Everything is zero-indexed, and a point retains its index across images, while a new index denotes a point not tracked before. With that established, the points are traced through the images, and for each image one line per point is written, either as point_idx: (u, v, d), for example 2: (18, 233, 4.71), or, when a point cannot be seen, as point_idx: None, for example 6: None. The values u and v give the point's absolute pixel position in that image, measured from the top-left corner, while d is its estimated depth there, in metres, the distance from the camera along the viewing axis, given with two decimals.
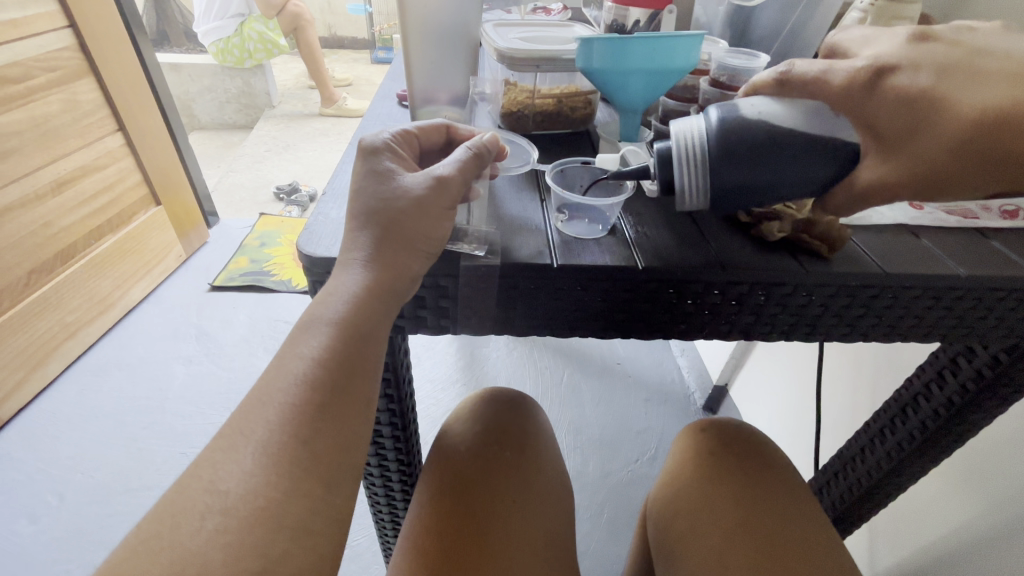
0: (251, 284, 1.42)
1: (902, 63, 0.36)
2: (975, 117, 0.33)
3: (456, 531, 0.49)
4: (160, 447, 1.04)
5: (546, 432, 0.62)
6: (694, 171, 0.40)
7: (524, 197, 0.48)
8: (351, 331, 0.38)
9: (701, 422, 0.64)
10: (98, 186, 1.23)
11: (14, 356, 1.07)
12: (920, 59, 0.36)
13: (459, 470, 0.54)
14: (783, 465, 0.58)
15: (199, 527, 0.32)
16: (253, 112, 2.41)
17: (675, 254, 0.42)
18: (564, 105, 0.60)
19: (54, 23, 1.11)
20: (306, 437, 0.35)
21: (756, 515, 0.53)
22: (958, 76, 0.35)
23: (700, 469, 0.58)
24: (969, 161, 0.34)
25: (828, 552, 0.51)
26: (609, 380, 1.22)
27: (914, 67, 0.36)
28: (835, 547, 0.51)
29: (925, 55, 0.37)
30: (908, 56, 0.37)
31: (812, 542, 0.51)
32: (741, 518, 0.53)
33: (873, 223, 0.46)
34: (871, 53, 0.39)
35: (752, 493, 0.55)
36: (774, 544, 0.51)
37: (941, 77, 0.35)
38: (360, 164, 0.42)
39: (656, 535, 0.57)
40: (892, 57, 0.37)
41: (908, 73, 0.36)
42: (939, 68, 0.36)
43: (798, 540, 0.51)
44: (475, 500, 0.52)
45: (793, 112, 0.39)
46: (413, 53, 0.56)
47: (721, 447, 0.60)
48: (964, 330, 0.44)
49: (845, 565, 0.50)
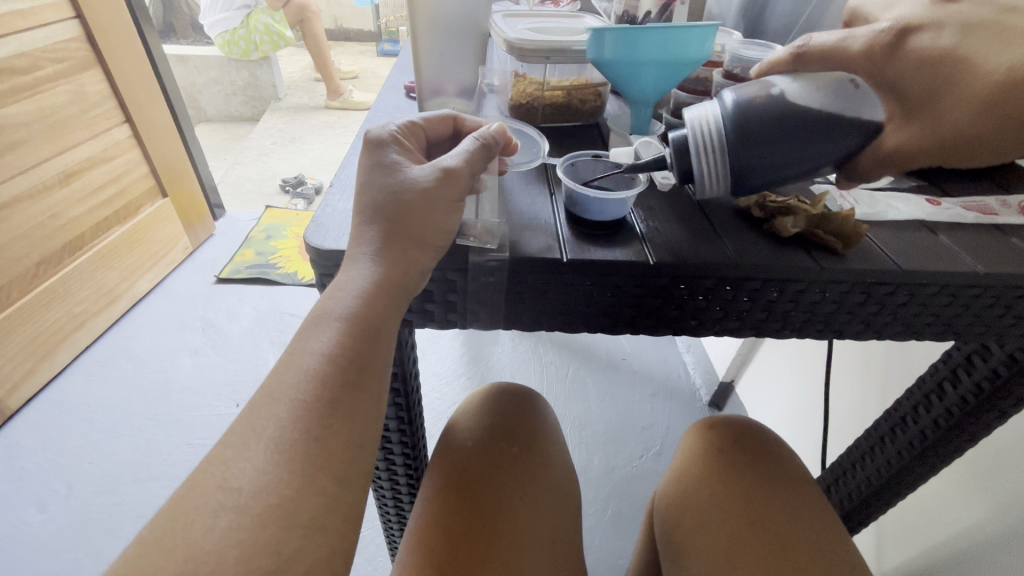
0: (257, 276, 1.42)
1: (925, 22, 0.37)
2: (1000, 75, 0.33)
3: (461, 529, 0.49)
4: (167, 438, 1.04)
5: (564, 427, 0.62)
6: (711, 157, 0.39)
7: (534, 191, 0.48)
8: (362, 325, 0.37)
9: (704, 420, 0.63)
10: (105, 178, 1.23)
11: (23, 347, 1.07)
12: (946, 19, 0.37)
13: (466, 466, 0.54)
14: (792, 462, 0.58)
15: (212, 524, 0.31)
16: (258, 103, 2.40)
17: (687, 248, 0.41)
18: (575, 97, 0.58)
19: (60, 14, 1.10)
20: (318, 433, 0.35)
21: (766, 513, 0.53)
22: (981, 34, 0.35)
23: (705, 466, 0.58)
24: (994, 120, 0.34)
25: (840, 551, 0.50)
26: (615, 375, 1.22)
27: (937, 27, 0.37)
28: (845, 545, 0.51)
29: (951, 14, 0.37)
30: (931, 16, 0.37)
31: (823, 539, 0.51)
32: (753, 515, 0.52)
33: (888, 219, 0.45)
34: (895, 16, 0.39)
35: (763, 492, 0.54)
36: (785, 544, 0.50)
37: (964, 38, 0.35)
38: (366, 157, 0.41)
39: (663, 533, 0.56)
40: (918, 17, 0.38)
41: (931, 33, 0.37)
42: (962, 27, 0.36)
43: (811, 538, 0.51)
44: (482, 499, 0.51)
45: (819, 84, 0.38)
46: (421, 44, 0.55)
47: (731, 444, 0.59)
48: (981, 328, 0.44)
49: (857, 563, 0.49)
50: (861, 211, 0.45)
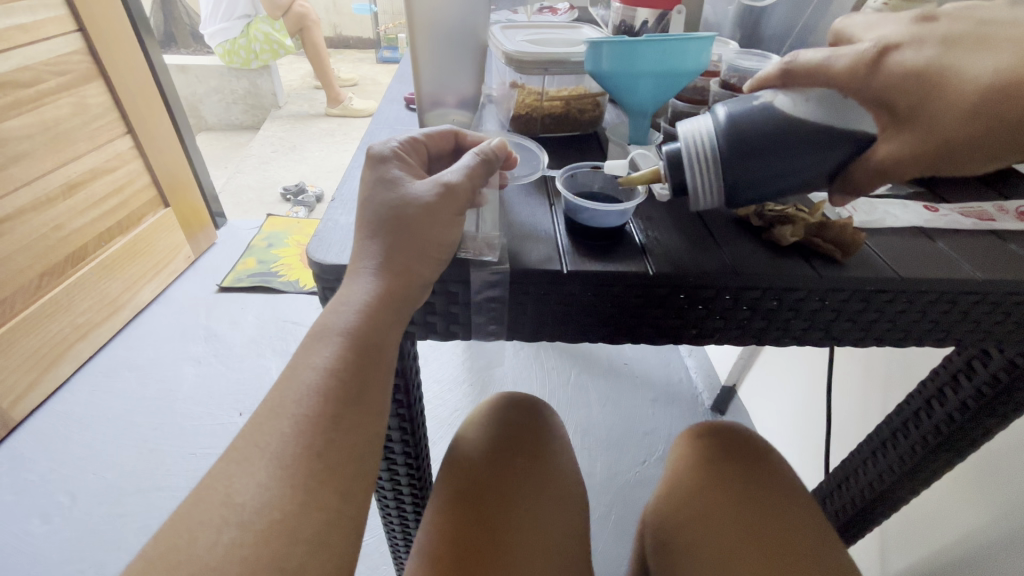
0: (259, 285, 1.43)
1: (906, 40, 0.38)
2: (989, 78, 0.34)
3: (471, 543, 0.49)
4: (171, 447, 1.05)
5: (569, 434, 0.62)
6: (706, 171, 0.39)
7: (534, 202, 0.48)
8: (363, 340, 0.38)
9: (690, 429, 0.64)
10: (108, 189, 1.24)
11: (27, 358, 1.08)
12: (926, 35, 0.37)
13: (476, 477, 0.54)
14: (782, 469, 0.58)
15: (216, 540, 0.31)
16: (260, 112, 2.42)
17: (687, 258, 0.42)
18: (573, 108, 0.59)
19: (63, 27, 1.12)
20: (320, 448, 0.35)
21: (759, 517, 0.53)
22: (962, 46, 0.36)
23: (699, 471, 0.58)
24: (986, 123, 0.34)
25: (829, 549, 0.51)
26: (617, 380, 1.22)
27: (917, 43, 0.37)
28: (834, 544, 0.52)
29: (930, 31, 0.38)
30: (911, 34, 0.38)
31: (813, 540, 0.51)
32: (745, 517, 0.53)
33: (887, 226, 0.45)
34: (876, 36, 0.40)
35: (753, 497, 0.55)
36: (776, 544, 0.51)
37: (948, 49, 0.36)
38: (369, 172, 0.42)
39: (654, 541, 0.56)
40: (897, 36, 0.38)
41: (912, 48, 0.37)
42: (944, 41, 0.37)
43: (803, 543, 0.51)
44: (493, 510, 0.51)
45: (810, 99, 0.39)
46: (420, 58, 0.56)
47: (719, 455, 0.59)
48: (980, 334, 0.44)
49: (847, 561, 0.50)
50: (859, 219, 0.46)
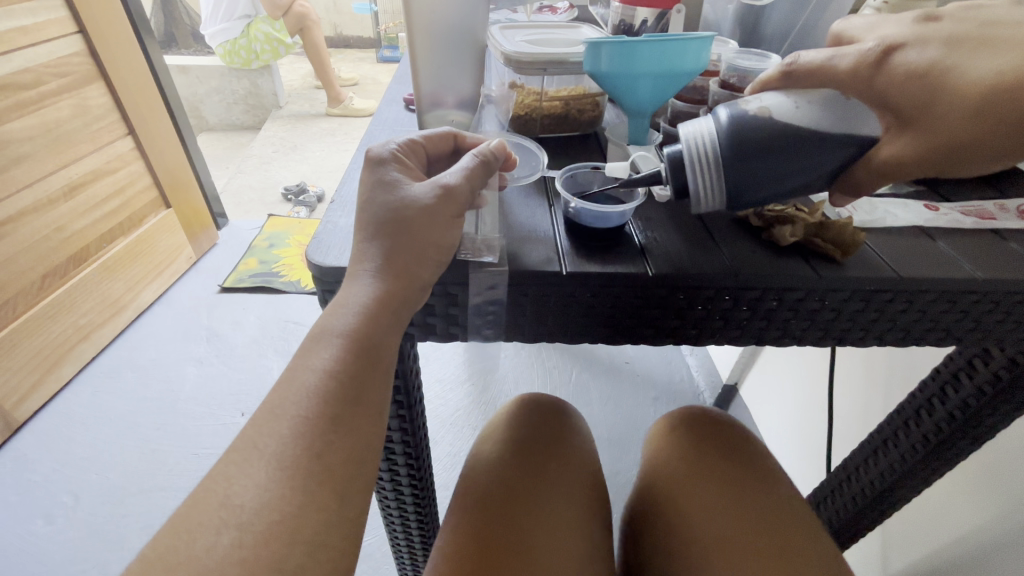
0: (260, 285, 1.43)
1: (909, 40, 0.38)
2: (992, 78, 0.34)
3: (488, 542, 0.49)
4: (172, 447, 1.05)
5: (574, 434, 0.61)
6: (706, 173, 0.39)
7: (533, 203, 0.48)
8: (363, 342, 0.38)
9: (663, 418, 0.65)
10: (109, 190, 1.24)
11: (30, 359, 1.08)
12: (929, 36, 0.38)
13: (501, 476, 0.54)
14: (766, 464, 0.58)
15: (215, 542, 0.32)
16: (260, 112, 2.42)
17: (686, 258, 0.42)
18: (573, 108, 0.59)
19: (64, 29, 1.12)
20: (319, 449, 0.35)
21: (742, 509, 0.53)
22: (963, 48, 0.36)
23: (688, 460, 0.58)
24: (989, 123, 0.34)
25: (810, 538, 0.51)
26: (618, 379, 1.22)
27: (921, 44, 0.37)
28: (815, 534, 0.51)
29: (933, 32, 0.38)
30: (915, 34, 0.38)
31: (796, 529, 0.51)
32: (732, 499, 0.54)
33: (887, 226, 0.45)
34: (879, 36, 0.40)
35: (734, 489, 0.54)
36: (759, 534, 0.51)
37: (949, 50, 0.36)
38: (367, 174, 0.42)
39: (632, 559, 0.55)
40: (901, 37, 0.38)
41: (916, 49, 0.37)
42: (944, 42, 0.37)
43: (783, 535, 0.51)
44: (518, 507, 0.52)
45: (812, 99, 0.38)
46: (420, 58, 0.56)
47: (692, 448, 0.59)
48: (981, 333, 0.44)
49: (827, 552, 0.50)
50: (859, 218, 0.46)
